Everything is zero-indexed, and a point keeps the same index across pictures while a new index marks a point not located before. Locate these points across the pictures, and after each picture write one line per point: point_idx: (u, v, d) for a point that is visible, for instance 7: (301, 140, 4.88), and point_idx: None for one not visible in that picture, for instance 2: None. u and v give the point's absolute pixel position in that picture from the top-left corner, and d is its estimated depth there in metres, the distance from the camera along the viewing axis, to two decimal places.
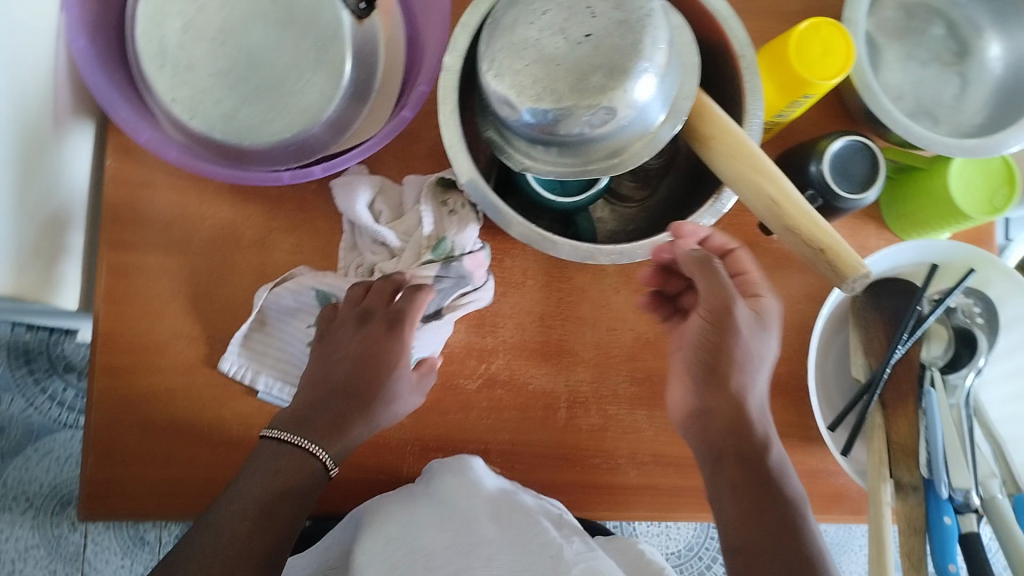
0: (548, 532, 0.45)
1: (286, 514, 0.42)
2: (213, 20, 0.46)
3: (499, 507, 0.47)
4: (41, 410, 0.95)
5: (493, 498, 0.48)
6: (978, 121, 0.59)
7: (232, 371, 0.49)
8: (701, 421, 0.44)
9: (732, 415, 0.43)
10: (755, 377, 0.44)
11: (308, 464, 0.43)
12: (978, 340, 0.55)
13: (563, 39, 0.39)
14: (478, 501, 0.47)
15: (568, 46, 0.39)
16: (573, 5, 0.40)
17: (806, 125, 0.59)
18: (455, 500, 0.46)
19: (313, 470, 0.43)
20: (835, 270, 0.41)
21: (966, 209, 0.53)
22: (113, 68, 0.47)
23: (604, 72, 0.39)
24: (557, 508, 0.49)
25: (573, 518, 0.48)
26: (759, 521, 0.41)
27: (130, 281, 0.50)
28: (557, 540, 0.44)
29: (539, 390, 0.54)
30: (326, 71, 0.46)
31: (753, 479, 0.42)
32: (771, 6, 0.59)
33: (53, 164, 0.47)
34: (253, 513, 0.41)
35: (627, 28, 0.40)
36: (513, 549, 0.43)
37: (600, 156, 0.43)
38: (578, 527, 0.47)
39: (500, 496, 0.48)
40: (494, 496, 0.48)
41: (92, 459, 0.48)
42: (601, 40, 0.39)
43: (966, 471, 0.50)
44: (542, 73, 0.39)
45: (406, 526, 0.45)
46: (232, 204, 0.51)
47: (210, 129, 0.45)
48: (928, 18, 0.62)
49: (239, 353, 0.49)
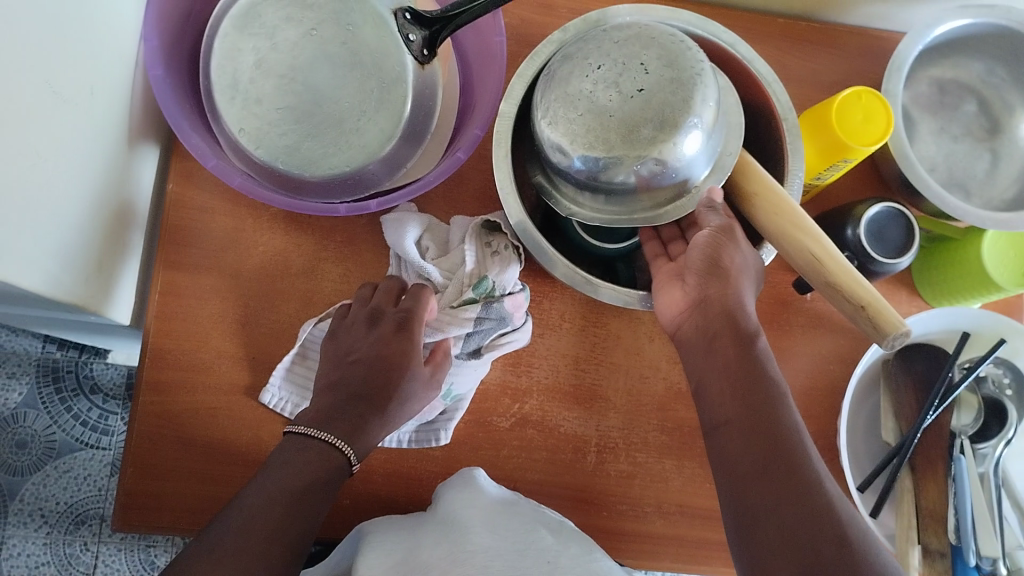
0: (542, 538, 0.45)
1: (305, 507, 0.41)
2: (282, 58, 0.48)
3: (500, 514, 0.47)
4: (65, 428, 0.95)
5: (495, 505, 0.48)
6: (1009, 195, 0.61)
7: (272, 403, 0.50)
8: (695, 315, 0.45)
9: (724, 301, 0.44)
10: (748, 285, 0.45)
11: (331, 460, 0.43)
12: (1008, 410, 0.55)
13: (616, 92, 0.41)
14: (483, 509, 0.47)
15: (620, 99, 0.41)
16: (627, 60, 0.41)
17: (842, 190, 0.60)
18: (462, 513, 0.46)
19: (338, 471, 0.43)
20: (877, 327, 0.42)
21: (999, 281, 0.54)
22: (183, 98, 0.48)
23: (654, 125, 0.40)
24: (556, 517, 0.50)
25: (574, 531, 0.48)
26: (746, 398, 0.41)
27: (182, 301, 0.51)
28: (553, 547, 0.44)
29: (570, 432, 0.54)
30: (388, 110, 0.49)
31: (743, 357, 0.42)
32: (812, 74, 0.61)
33: (119, 185, 0.49)
34: (270, 475, 0.41)
35: (677, 83, 0.41)
36: (509, 549, 0.43)
37: (647, 201, 0.45)
38: (582, 537, 0.47)
39: (503, 506, 0.48)
40: (497, 504, 0.48)
41: (131, 470, 0.49)
42: (654, 95, 0.41)
43: (994, 538, 0.50)
44: (594, 124, 0.41)
45: (413, 542, 0.45)
46: (285, 233, 0.53)
47: (274, 160, 0.48)
48: (960, 95, 0.64)
49: (280, 385, 0.50)
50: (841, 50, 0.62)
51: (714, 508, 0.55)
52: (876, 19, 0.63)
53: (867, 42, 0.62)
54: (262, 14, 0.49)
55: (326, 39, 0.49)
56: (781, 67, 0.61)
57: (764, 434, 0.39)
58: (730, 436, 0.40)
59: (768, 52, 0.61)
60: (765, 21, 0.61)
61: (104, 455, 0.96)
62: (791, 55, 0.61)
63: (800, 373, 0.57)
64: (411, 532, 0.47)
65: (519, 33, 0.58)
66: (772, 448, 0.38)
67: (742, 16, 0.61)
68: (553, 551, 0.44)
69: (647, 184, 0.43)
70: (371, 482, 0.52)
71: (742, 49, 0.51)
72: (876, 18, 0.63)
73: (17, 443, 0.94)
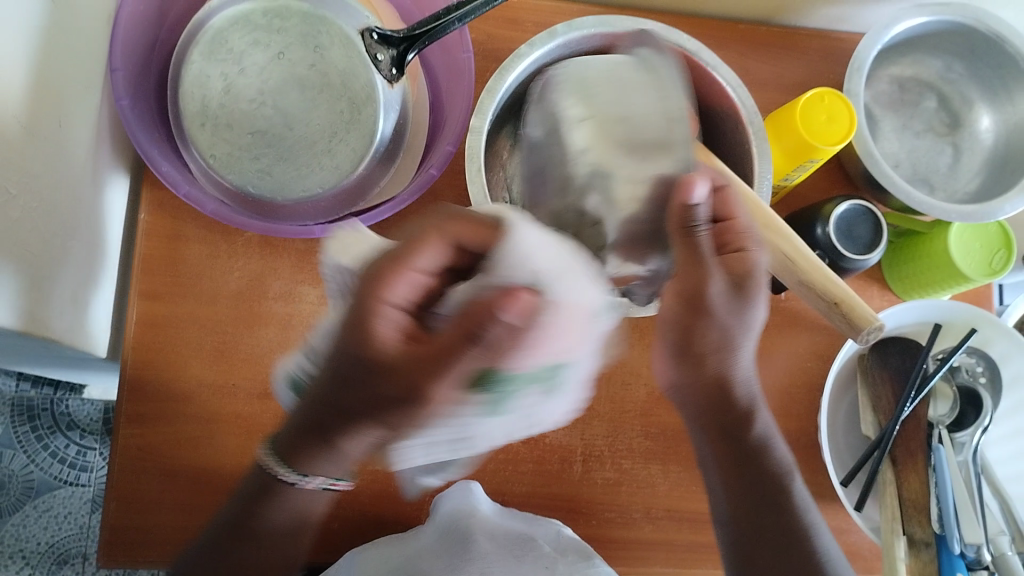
0: (542, 549, 0.46)
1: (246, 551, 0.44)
2: (252, 82, 0.48)
3: (501, 525, 0.48)
4: (43, 466, 0.93)
5: (496, 518, 0.49)
6: (972, 188, 0.63)
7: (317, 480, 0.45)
8: (686, 389, 0.49)
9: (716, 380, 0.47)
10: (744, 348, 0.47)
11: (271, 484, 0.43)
12: (982, 399, 0.56)
13: (553, 159, 0.45)
14: (480, 521, 0.48)
15: (557, 164, 0.45)
16: (542, 132, 0.46)
17: (811, 189, 0.61)
18: (461, 525, 0.47)
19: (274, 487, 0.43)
20: (851, 321, 0.43)
21: (967, 272, 0.55)
22: (150, 126, 0.47)
23: (577, 170, 0.43)
24: (556, 525, 0.50)
25: (574, 534, 0.50)
26: (733, 476, 0.48)
27: (158, 330, 0.51)
28: (554, 556, 0.45)
29: (555, 443, 0.55)
30: (359, 130, 0.50)
31: (730, 446, 0.48)
32: (775, 77, 0.62)
33: (90, 215, 0.49)
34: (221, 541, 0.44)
35: (590, 101, 0.44)
36: None
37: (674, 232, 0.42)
38: (580, 541, 0.48)
39: (503, 517, 0.50)
40: (497, 516, 0.49)
41: (114, 505, 0.49)
42: (559, 147, 0.45)
43: (977, 526, 0.51)
44: (557, 204, 0.45)
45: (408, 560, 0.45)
46: (260, 257, 0.53)
47: (246, 184, 0.48)
48: (920, 92, 0.65)
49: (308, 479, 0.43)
50: (802, 53, 0.63)
51: (701, 510, 0.55)
52: (835, 22, 0.65)
53: (827, 44, 0.63)
54: (229, 40, 0.49)
55: (296, 61, 0.49)
56: (745, 72, 0.62)
57: (755, 509, 0.48)
58: (733, 527, 0.48)
59: (731, 58, 0.62)
60: (727, 28, 0.62)
61: (84, 492, 0.94)
62: (754, 60, 0.62)
63: (778, 373, 0.58)
64: (408, 548, 0.47)
65: (485, 49, 0.58)
66: (753, 506, 0.48)
67: (703, 24, 0.62)
68: (551, 559, 0.45)
69: (659, 190, 0.42)
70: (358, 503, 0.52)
71: (706, 56, 0.51)
72: (834, 21, 0.64)
73: None
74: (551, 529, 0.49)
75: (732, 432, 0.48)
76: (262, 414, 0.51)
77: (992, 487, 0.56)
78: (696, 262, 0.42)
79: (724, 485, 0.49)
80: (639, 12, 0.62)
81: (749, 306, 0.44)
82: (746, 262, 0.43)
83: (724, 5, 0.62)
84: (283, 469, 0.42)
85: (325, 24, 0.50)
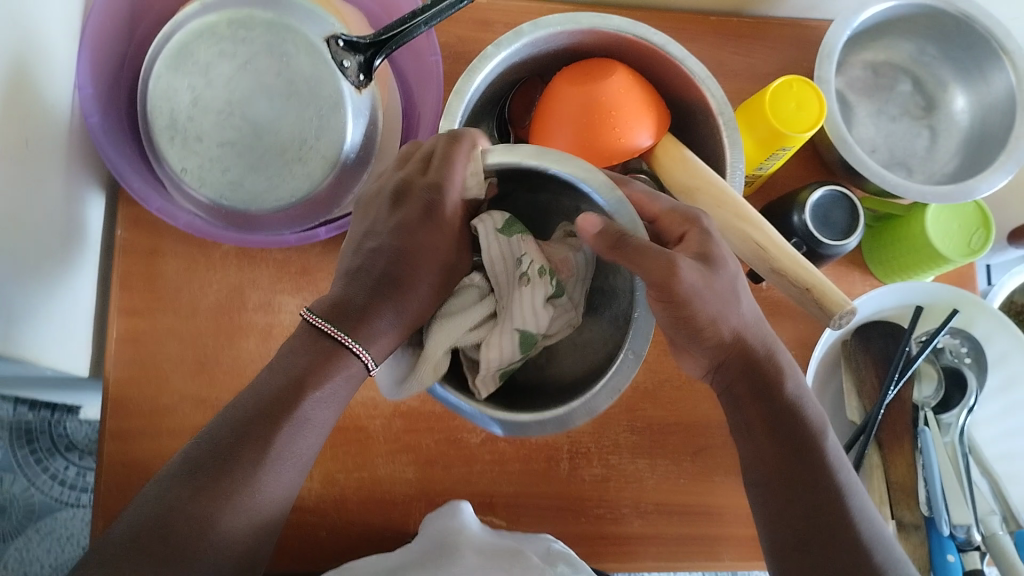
0: (529, 559, 0.45)
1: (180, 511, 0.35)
2: (219, 94, 0.48)
3: (486, 540, 0.48)
4: (43, 489, 0.93)
5: (481, 536, 0.48)
6: (949, 169, 0.63)
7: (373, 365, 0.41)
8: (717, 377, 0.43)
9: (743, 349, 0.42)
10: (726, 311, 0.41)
11: (337, 351, 0.40)
12: (967, 378, 0.56)
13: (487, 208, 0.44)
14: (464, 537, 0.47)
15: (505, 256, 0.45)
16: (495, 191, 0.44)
17: (787, 176, 0.62)
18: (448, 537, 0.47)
19: (336, 351, 0.40)
20: (823, 308, 0.44)
21: (946, 253, 0.55)
22: (123, 141, 0.50)
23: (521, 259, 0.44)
24: (546, 540, 0.50)
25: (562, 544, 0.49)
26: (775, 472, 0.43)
27: (138, 346, 0.51)
28: (540, 564, 0.44)
29: (541, 441, 0.55)
30: (329, 136, 0.49)
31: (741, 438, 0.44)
32: (746, 67, 0.62)
33: (64, 234, 0.49)
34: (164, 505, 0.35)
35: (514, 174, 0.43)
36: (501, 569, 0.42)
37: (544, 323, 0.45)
38: (570, 553, 0.47)
39: (490, 535, 0.49)
40: (484, 534, 0.49)
41: (102, 524, 0.49)
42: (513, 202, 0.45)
43: (966, 507, 0.51)
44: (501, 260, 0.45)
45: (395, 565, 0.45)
46: (237, 270, 0.53)
47: (218, 197, 0.49)
48: (894, 76, 0.65)
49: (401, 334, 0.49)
50: (773, 40, 0.63)
51: (691, 504, 0.55)
52: (805, 11, 0.65)
53: (798, 32, 0.63)
54: (195, 52, 0.48)
55: (263, 70, 0.48)
56: (715, 64, 0.62)
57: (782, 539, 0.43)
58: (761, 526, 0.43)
59: (702, 51, 0.62)
60: (696, 21, 0.62)
61: (85, 512, 0.94)
62: (724, 51, 0.62)
63: None
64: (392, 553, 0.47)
65: (456, 52, 0.59)
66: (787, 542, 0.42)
67: (671, 18, 0.62)
68: (538, 567, 0.44)
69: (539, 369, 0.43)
70: (345, 508, 0.52)
71: (672, 50, 0.51)
72: (804, 9, 0.65)
73: None
74: (541, 543, 0.49)
75: (763, 391, 0.43)
76: None
77: (980, 467, 0.56)
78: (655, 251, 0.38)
79: (749, 454, 0.44)
80: (608, 9, 0.62)
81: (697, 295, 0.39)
82: (699, 237, 0.41)
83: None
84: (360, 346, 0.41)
85: (288, 32, 0.48)
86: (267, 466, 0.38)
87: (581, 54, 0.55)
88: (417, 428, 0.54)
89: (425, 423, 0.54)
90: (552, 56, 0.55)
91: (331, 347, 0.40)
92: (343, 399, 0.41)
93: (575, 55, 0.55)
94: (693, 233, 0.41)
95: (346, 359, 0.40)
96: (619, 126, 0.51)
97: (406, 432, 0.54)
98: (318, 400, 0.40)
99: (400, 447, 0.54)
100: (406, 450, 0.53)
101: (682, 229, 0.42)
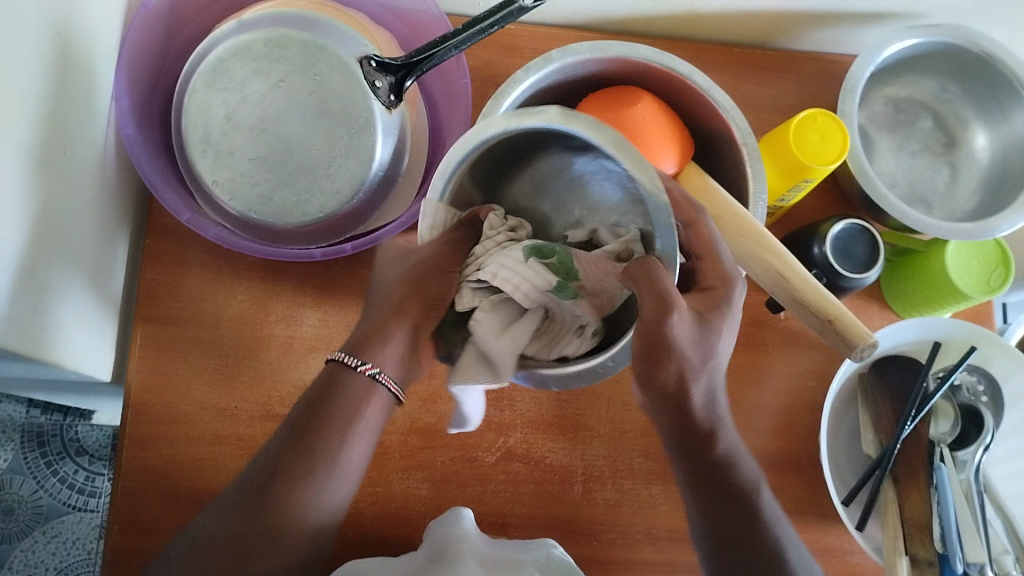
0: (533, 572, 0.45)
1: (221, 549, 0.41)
2: (253, 110, 0.49)
3: (489, 548, 0.48)
4: (52, 492, 0.93)
5: (485, 546, 0.49)
6: (970, 206, 0.63)
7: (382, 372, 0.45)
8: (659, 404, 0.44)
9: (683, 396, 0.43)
10: (698, 363, 0.41)
11: (336, 368, 0.45)
12: (983, 417, 0.56)
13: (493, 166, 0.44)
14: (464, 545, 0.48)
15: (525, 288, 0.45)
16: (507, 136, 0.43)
17: (807, 208, 0.62)
18: (449, 544, 0.47)
19: (337, 370, 0.45)
20: (845, 340, 0.44)
21: (965, 290, 0.55)
22: (156, 153, 0.51)
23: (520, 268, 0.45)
24: (545, 547, 0.50)
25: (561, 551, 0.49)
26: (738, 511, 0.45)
27: (161, 353, 0.52)
28: None
29: (555, 464, 0.55)
30: (358, 154, 0.50)
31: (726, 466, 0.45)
32: (769, 99, 0.63)
33: (95, 241, 0.49)
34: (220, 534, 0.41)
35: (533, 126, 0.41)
36: None
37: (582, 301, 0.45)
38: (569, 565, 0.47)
39: (492, 543, 0.49)
40: (486, 543, 0.49)
41: (117, 528, 0.49)
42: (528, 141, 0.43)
43: (980, 545, 0.51)
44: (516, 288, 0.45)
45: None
46: (261, 281, 0.53)
47: (248, 210, 0.49)
48: (915, 112, 0.66)
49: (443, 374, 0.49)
50: (797, 73, 0.64)
51: None
52: (829, 45, 0.65)
53: (821, 66, 0.64)
54: (231, 68, 0.49)
55: (297, 89, 0.49)
56: (738, 95, 0.63)
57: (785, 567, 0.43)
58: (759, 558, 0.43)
59: (725, 81, 0.63)
60: (721, 51, 0.63)
61: (93, 517, 0.94)
62: (748, 82, 0.63)
63: (778, 393, 0.58)
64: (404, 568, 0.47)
65: (483, 75, 0.60)
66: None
67: (696, 49, 0.63)
68: None
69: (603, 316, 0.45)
70: (357, 523, 0.52)
71: (699, 80, 0.52)
72: (828, 44, 0.65)
73: (4, 510, 0.92)
74: (541, 551, 0.49)
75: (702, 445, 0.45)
76: (261, 435, 0.51)
77: (994, 506, 0.56)
78: (665, 284, 0.38)
79: (726, 500, 0.45)
80: (633, 38, 0.63)
81: (700, 344, 0.41)
82: (713, 298, 0.42)
83: (715, 30, 0.64)
84: (351, 356, 0.45)
85: (324, 52, 0.49)
86: (307, 484, 0.42)
87: (606, 83, 0.56)
88: (432, 445, 0.54)
89: (440, 440, 0.54)
90: (579, 84, 0.56)
91: (336, 367, 0.45)
92: (378, 423, 0.46)
93: (601, 82, 0.56)
94: (719, 291, 0.42)
95: (353, 376, 0.45)
96: (644, 153, 0.51)
97: (420, 449, 0.54)
98: (352, 408, 0.45)
99: (414, 464, 0.54)
100: (420, 467, 0.54)
101: (715, 281, 0.43)
